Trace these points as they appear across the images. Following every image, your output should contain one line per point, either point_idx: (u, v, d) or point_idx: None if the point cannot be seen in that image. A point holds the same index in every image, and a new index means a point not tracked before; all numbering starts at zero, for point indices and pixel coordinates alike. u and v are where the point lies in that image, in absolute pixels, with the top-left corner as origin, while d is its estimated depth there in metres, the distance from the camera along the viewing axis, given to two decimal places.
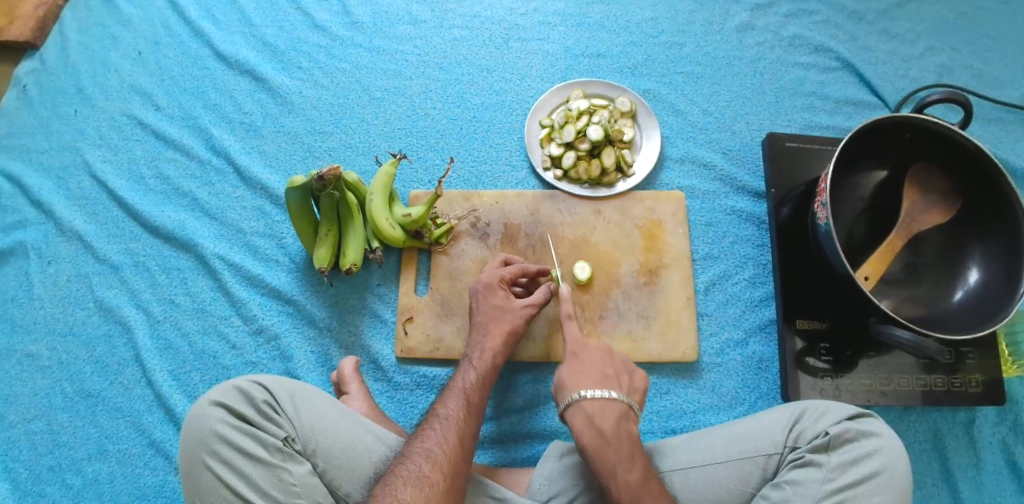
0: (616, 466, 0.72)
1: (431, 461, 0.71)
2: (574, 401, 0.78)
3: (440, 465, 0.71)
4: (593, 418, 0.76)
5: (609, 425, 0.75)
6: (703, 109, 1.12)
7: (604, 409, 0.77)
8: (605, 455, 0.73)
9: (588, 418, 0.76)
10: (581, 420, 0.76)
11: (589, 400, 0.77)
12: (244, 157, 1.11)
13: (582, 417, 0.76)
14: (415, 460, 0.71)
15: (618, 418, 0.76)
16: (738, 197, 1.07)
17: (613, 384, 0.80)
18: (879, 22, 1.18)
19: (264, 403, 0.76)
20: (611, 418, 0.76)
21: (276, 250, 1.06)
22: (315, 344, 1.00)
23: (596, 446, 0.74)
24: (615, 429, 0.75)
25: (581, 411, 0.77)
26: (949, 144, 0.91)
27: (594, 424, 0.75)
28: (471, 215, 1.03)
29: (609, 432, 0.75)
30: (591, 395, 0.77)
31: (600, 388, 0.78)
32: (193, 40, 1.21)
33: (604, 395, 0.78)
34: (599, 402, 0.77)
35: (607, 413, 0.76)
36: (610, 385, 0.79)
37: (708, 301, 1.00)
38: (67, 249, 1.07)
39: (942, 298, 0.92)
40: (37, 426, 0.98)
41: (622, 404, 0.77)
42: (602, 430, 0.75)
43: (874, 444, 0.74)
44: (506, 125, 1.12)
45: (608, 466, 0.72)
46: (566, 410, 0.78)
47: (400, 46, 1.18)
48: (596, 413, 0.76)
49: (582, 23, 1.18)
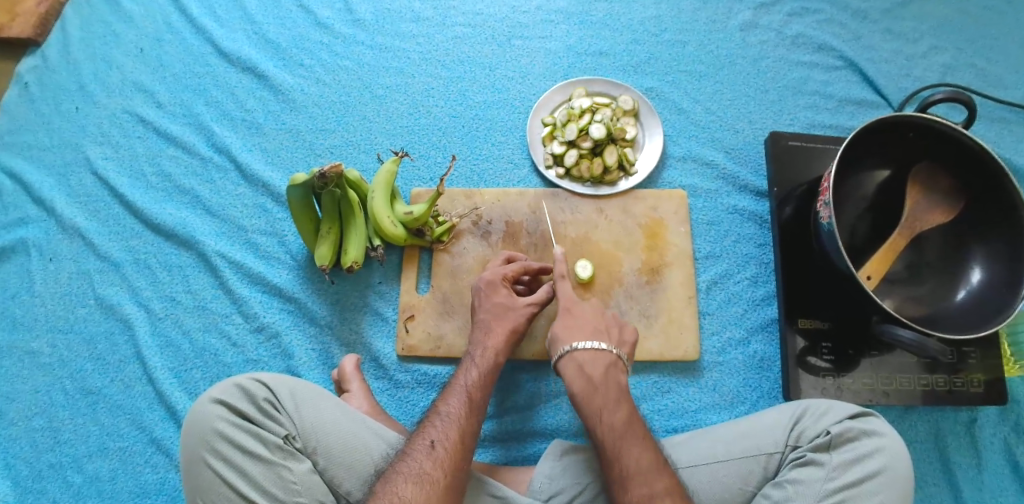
0: (602, 409, 0.75)
1: (433, 458, 0.71)
2: (565, 351, 0.80)
3: (441, 463, 0.71)
4: (583, 367, 0.79)
5: (598, 374, 0.78)
6: (706, 108, 1.12)
7: (594, 359, 0.79)
8: (593, 400, 0.76)
9: (578, 368, 0.79)
10: (572, 369, 0.79)
11: (580, 351, 0.80)
12: (246, 155, 1.11)
13: (572, 367, 0.79)
14: (416, 458, 0.71)
15: (607, 367, 0.79)
16: (740, 196, 1.06)
17: (604, 336, 0.82)
18: (883, 22, 1.18)
19: (265, 401, 0.76)
20: (600, 367, 0.78)
21: (278, 248, 1.05)
22: (316, 342, 1.00)
23: (585, 393, 0.77)
24: (603, 377, 0.78)
25: (572, 360, 0.79)
26: (954, 143, 0.90)
27: (584, 372, 0.78)
28: (472, 213, 1.03)
29: (598, 379, 0.78)
30: (582, 346, 0.80)
31: (591, 340, 0.80)
32: (195, 37, 1.21)
33: (594, 346, 0.80)
34: (589, 352, 0.79)
35: (597, 362, 0.79)
36: (600, 338, 0.81)
37: (710, 299, 1.00)
38: (69, 247, 1.07)
39: (945, 297, 0.92)
40: (38, 423, 0.98)
41: (611, 355, 0.80)
42: (591, 378, 0.78)
43: (876, 444, 0.74)
44: (508, 124, 1.11)
45: (593, 409, 0.75)
46: (558, 360, 0.81)
47: (402, 43, 1.17)
48: (587, 363, 0.79)
49: (585, 22, 1.18)
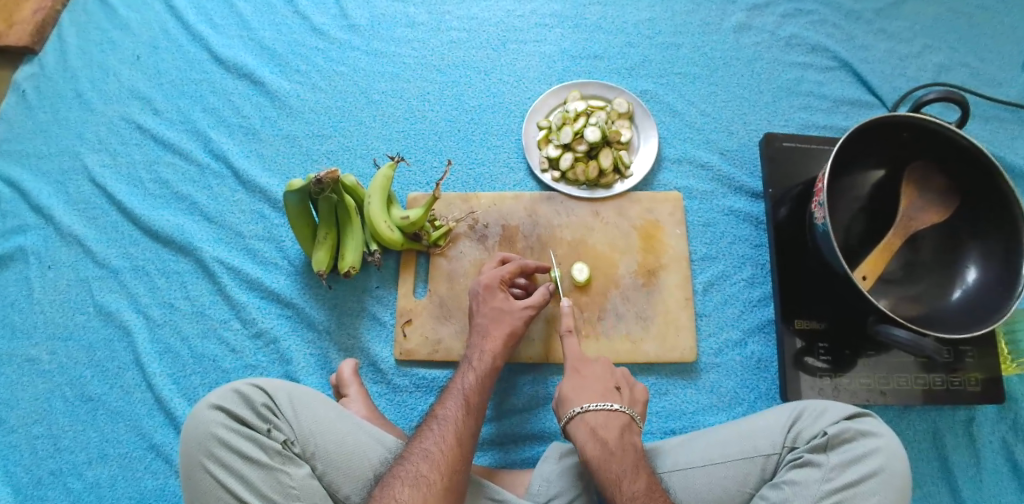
0: (619, 478, 0.73)
1: (429, 460, 0.71)
2: (576, 414, 0.79)
3: (437, 464, 0.71)
4: (597, 430, 0.77)
5: (612, 437, 0.77)
6: (701, 110, 1.12)
7: (607, 422, 0.78)
8: (609, 465, 0.74)
9: (591, 430, 0.77)
10: (585, 432, 0.78)
11: (591, 413, 0.79)
12: (243, 161, 1.11)
13: (585, 431, 0.78)
14: (413, 460, 0.71)
15: (621, 430, 0.78)
16: (735, 198, 1.07)
17: (615, 396, 0.81)
18: (876, 22, 1.18)
19: (263, 406, 0.76)
20: (614, 431, 0.77)
21: (275, 253, 1.06)
22: (314, 347, 1.00)
23: (599, 457, 0.75)
24: (619, 442, 0.77)
25: (584, 423, 0.78)
26: (948, 143, 0.91)
27: (597, 435, 0.77)
28: (469, 217, 1.03)
29: (613, 443, 0.76)
30: (593, 408, 0.79)
31: (602, 401, 0.80)
32: (191, 43, 1.21)
33: (606, 407, 0.79)
34: (601, 414, 0.79)
35: (610, 425, 0.78)
36: (612, 398, 0.81)
37: (707, 301, 1.00)
38: (67, 254, 1.08)
39: (940, 298, 0.92)
40: (38, 430, 0.98)
41: (624, 417, 0.79)
42: (606, 442, 0.76)
43: (873, 443, 0.75)
44: (504, 127, 1.12)
45: (611, 477, 0.73)
46: (569, 425, 0.79)
47: (398, 49, 1.18)
48: (600, 425, 0.78)
49: (579, 25, 1.18)
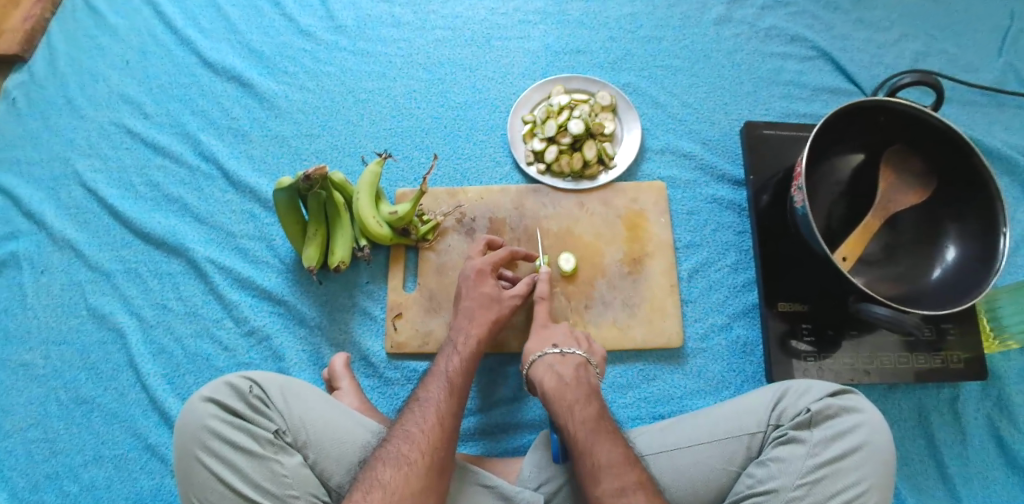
0: (572, 402, 0.78)
1: (410, 441, 0.73)
2: (536, 357, 0.85)
3: (418, 444, 0.73)
4: (553, 366, 0.83)
5: (568, 371, 0.82)
6: (683, 102, 1.14)
7: (563, 360, 0.84)
8: (563, 393, 0.79)
9: (548, 366, 0.83)
10: (542, 371, 0.83)
11: (549, 355, 0.85)
12: (233, 162, 1.13)
13: (543, 368, 0.83)
14: (395, 442, 0.73)
15: (577, 368, 0.83)
16: (718, 186, 1.08)
17: (572, 343, 0.87)
18: (854, 12, 1.21)
19: (254, 397, 0.77)
20: (570, 366, 0.83)
21: (266, 252, 1.07)
22: (306, 343, 1.01)
23: (555, 387, 0.80)
24: (575, 376, 0.82)
25: (542, 363, 0.84)
26: (924, 126, 0.93)
27: (554, 369, 0.83)
28: (456, 211, 1.05)
29: (568, 377, 0.82)
30: (550, 351, 0.85)
31: (558, 346, 0.86)
32: (179, 48, 1.23)
33: (563, 350, 0.85)
34: (557, 356, 0.84)
35: (567, 362, 0.83)
36: (569, 345, 0.87)
37: (692, 287, 1.02)
38: (59, 259, 1.09)
39: (920, 277, 0.93)
40: (34, 434, 0.99)
41: (580, 358, 0.84)
42: (561, 375, 0.82)
43: (855, 419, 0.76)
44: (489, 123, 1.13)
45: (564, 403, 0.78)
46: (530, 367, 0.85)
47: (384, 48, 1.20)
48: (556, 363, 0.84)
49: (562, 21, 1.20)
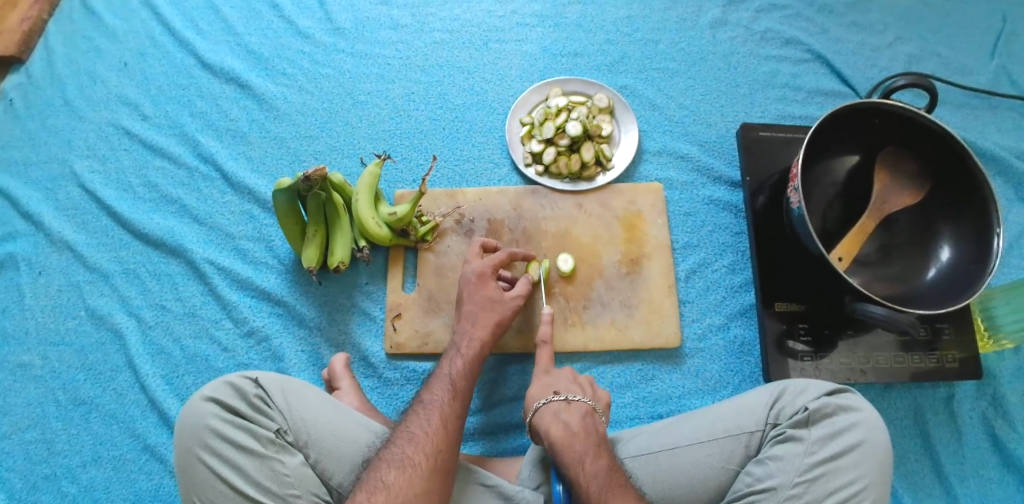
0: (582, 455, 0.75)
1: (414, 443, 0.74)
2: (541, 405, 0.82)
3: (422, 446, 0.73)
4: (559, 414, 0.80)
5: (575, 421, 0.79)
6: (679, 103, 1.15)
7: (569, 409, 0.81)
8: (572, 445, 0.76)
9: (555, 415, 0.80)
10: (548, 419, 0.80)
11: (555, 403, 0.82)
12: (231, 163, 1.13)
13: (549, 417, 0.80)
14: (399, 444, 0.74)
15: (584, 416, 0.80)
16: (715, 187, 1.09)
17: (578, 389, 0.84)
18: (848, 15, 1.22)
19: (255, 397, 0.78)
20: (577, 415, 0.80)
21: (265, 253, 1.08)
22: (305, 343, 1.02)
23: (563, 439, 0.77)
24: (582, 425, 0.79)
25: (548, 411, 0.81)
26: (918, 127, 0.94)
27: (561, 419, 0.80)
28: (455, 212, 1.05)
29: (576, 426, 0.79)
30: (556, 398, 0.82)
31: (563, 393, 0.83)
32: (178, 49, 1.23)
33: (568, 397, 0.82)
34: (563, 404, 0.81)
35: (573, 411, 0.80)
36: (575, 391, 0.84)
37: (689, 288, 1.03)
38: (57, 260, 1.09)
39: (915, 277, 0.94)
40: (31, 435, 0.99)
41: (587, 406, 0.82)
42: (569, 424, 0.79)
43: (853, 417, 0.76)
44: (488, 124, 1.14)
45: (574, 457, 0.75)
46: (535, 415, 0.82)
47: (382, 50, 1.20)
48: (563, 412, 0.81)
49: (559, 24, 1.21)
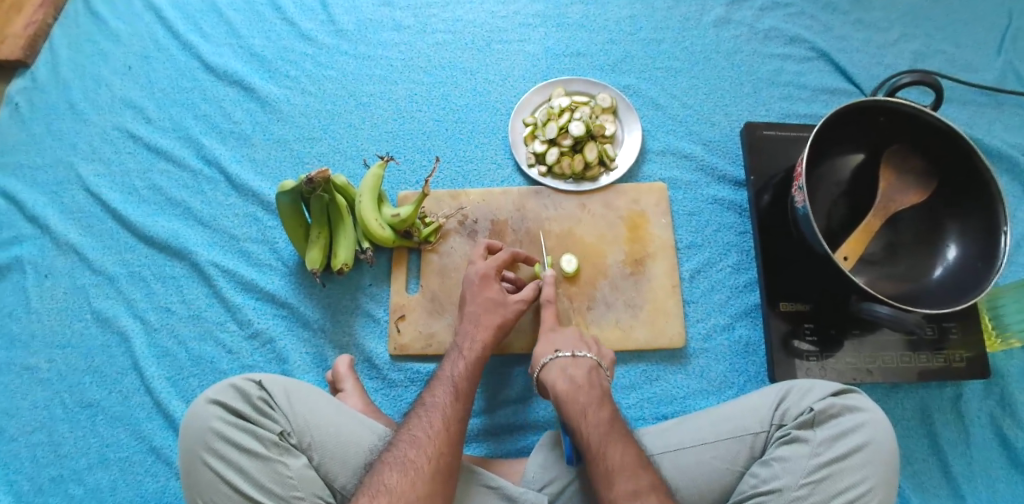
0: (585, 406, 0.78)
1: (417, 446, 0.74)
2: (547, 359, 0.85)
3: (425, 449, 0.73)
4: (566, 369, 0.83)
5: (581, 374, 0.82)
6: (683, 103, 1.15)
7: (575, 363, 0.84)
8: (577, 396, 0.79)
9: (561, 369, 0.83)
10: (554, 372, 0.83)
11: (561, 357, 0.85)
12: (235, 166, 1.14)
13: (555, 371, 0.83)
14: (402, 447, 0.74)
15: (589, 370, 0.83)
16: (719, 187, 1.09)
17: (584, 347, 0.87)
18: (853, 12, 1.21)
19: (259, 399, 0.78)
20: (582, 370, 0.83)
21: (269, 255, 1.08)
22: (310, 345, 1.02)
23: (568, 390, 0.80)
24: (587, 378, 0.82)
25: (554, 364, 0.84)
26: (924, 125, 0.93)
27: (567, 372, 0.82)
28: (458, 213, 1.05)
29: (581, 379, 0.81)
30: (562, 354, 0.85)
31: (570, 349, 0.86)
32: (182, 53, 1.24)
33: (574, 354, 0.85)
34: (569, 359, 0.84)
35: (579, 365, 0.83)
36: (581, 348, 0.86)
37: (694, 288, 1.02)
38: (63, 263, 1.09)
39: (921, 276, 0.94)
40: (38, 437, 1.00)
41: (592, 361, 0.84)
42: (575, 377, 0.81)
43: (858, 418, 0.76)
44: (491, 125, 1.14)
45: (577, 406, 0.78)
46: (541, 369, 0.85)
47: (385, 52, 1.20)
48: (569, 365, 0.83)
49: (562, 24, 1.21)
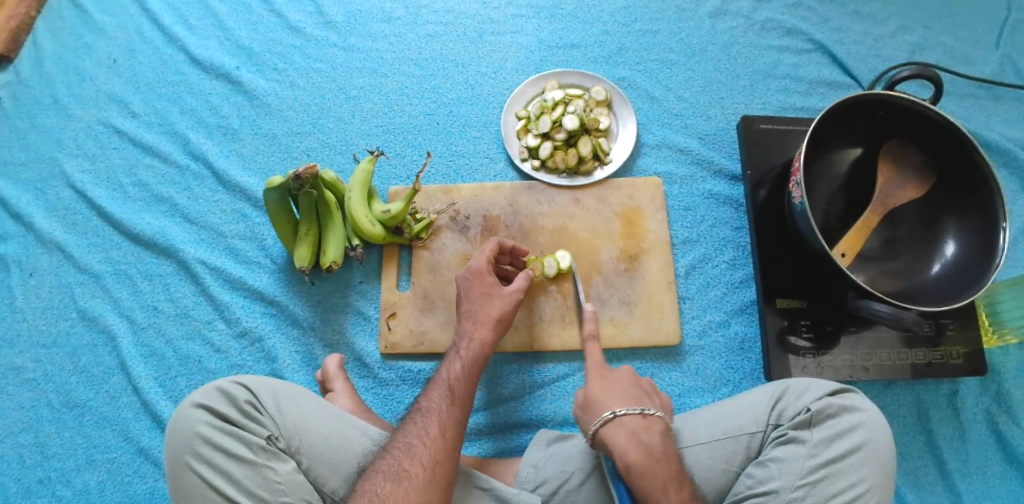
0: (666, 482, 0.71)
1: (410, 454, 0.72)
2: (612, 417, 0.76)
3: (419, 458, 0.72)
4: (638, 434, 0.75)
5: (654, 441, 0.74)
6: (678, 96, 1.13)
7: (647, 427, 0.76)
8: (654, 470, 0.71)
9: (631, 434, 0.75)
10: (622, 437, 0.74)
11: (627, 417, 0.76)
12: (222, 161, 1.11)
13: (624, 435, 0.75)
14: (395, 455, 0.72)
15: (661, 435, 0.76)
16: (715, 181, 1.07)
17: (647, 403, 0.80)
18: (850, 4, 1.19)
19: (245, 403, 0.76)
20: (656, 436, 0.75)
21: (257, 252, 1.06)
22: (300, 344, 1.00)
23: (644, 461, 0.72)
24: (662, 446, 0.74)
25: (622, 427, 0.75)
26: (924, 119, 0.91)
27: (640, 439, 0.74)
28: (450, 209, 1.03)
29: (658, 449, 0.74)
30: (627, 411, 0.77)
31: (634, 406, 0.78)
32: (167, 45, 1.21)
33: (641, 412, 0.77)
34: (638, 419, 0.76)
35: (652, 430, 0.75)
36: (644, 404, 0.79)
37: (689, 284, 1.01)
38: (48, 261, 1.07)
39: (918, 272, 0.93)
40: (24, 438, 0.98)
41: (662, 422, 0.77)
42: (651, 446, 0.74)
43: (854, 418, 0.75)
44: (483, 119, 1.12)
45: (658, 483, 0.71)
46: (604, 428, 0.76)
47: (375, 44, 1.18)
48: (640, 429, 0.75)
49: (555, 15, 1.18)
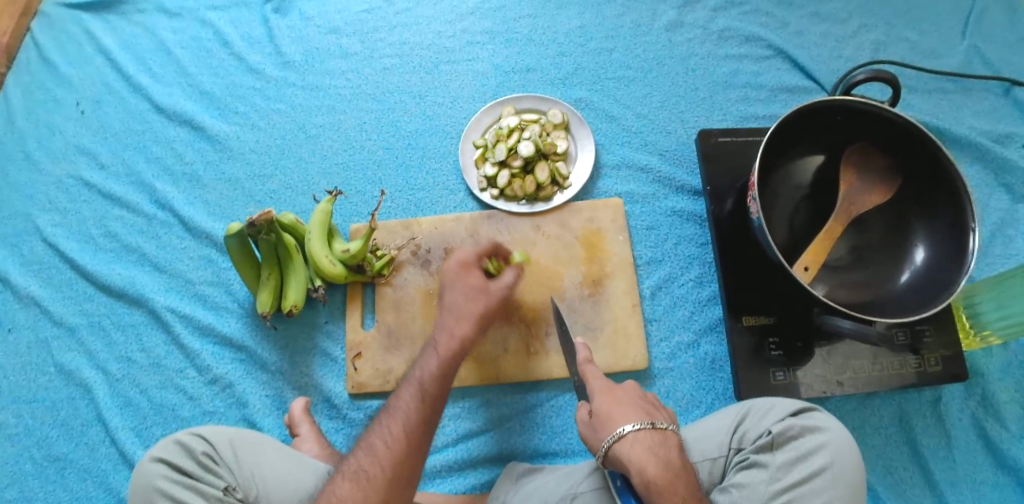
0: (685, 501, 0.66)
1: (371, 455, 0.72)
2: (625, 433, 0.70)
3: (378, 458, 0.71)
4: (657, 449, 0.69)
5: (673, 456, 0.69)
6: (636, 113, 1.12)
7: (664, 441, 0.70)
8: (673, 488, 0.66)
9: (649, 449, 0.69)
10: (640, 452, 0.68)
11: (642, 432, 0.70)
12: (188, 208, 1.12)
13: (642, 449, 0.69)
14: (357, 454, 0.73)
15: (676, 449, 0.71)
16: (677, 198, 1.06)
17: (657, 414, 0.74)
18: (810, 5, 1.17)
19: (203, 455, 0.76)
20: (674, 451, 0.70)
21: (225, 298, 1.06)
22: (269, 388, 1.00)
23: (666, 479, 0.67)
24: (679, 462, 0.69)
25: (638, 442, 0.69)
26: (883, 122, 0.89)
27: (659, 453, 0.69)
28: (410, 243, 1.03)
29: (677, 464, 0.68)
30: (640, 426, 0.71)
31: (647, 419, 0.72)
32: (133, 94, 1.22)
33: (655, 426, 0.71)
34: (654, 433, 0.71)
35: (670, 444, 0.70)
36: (656, 416, 0.74)
37: (656, 305, 0.99)
38: (25, 316, 1.08)
39: (887, 280, 0.91)
40: (9, 494, 0.98)
41: (675, 436, 0.72)
42: (669, 461, 0.68)
43: (820, 438, 0.72)
44: (442, 149, 1.12)
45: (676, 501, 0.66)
46: (614, 445, 0.70)
47: (333, 80, 1.18)
48: (658, 444, 0.70)
49: (511, 40, 1.18)
